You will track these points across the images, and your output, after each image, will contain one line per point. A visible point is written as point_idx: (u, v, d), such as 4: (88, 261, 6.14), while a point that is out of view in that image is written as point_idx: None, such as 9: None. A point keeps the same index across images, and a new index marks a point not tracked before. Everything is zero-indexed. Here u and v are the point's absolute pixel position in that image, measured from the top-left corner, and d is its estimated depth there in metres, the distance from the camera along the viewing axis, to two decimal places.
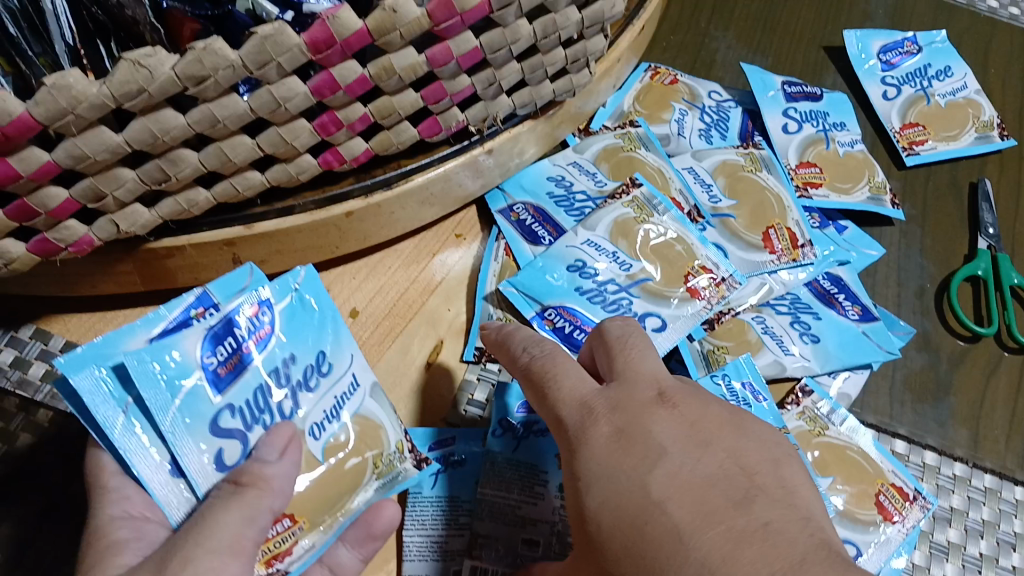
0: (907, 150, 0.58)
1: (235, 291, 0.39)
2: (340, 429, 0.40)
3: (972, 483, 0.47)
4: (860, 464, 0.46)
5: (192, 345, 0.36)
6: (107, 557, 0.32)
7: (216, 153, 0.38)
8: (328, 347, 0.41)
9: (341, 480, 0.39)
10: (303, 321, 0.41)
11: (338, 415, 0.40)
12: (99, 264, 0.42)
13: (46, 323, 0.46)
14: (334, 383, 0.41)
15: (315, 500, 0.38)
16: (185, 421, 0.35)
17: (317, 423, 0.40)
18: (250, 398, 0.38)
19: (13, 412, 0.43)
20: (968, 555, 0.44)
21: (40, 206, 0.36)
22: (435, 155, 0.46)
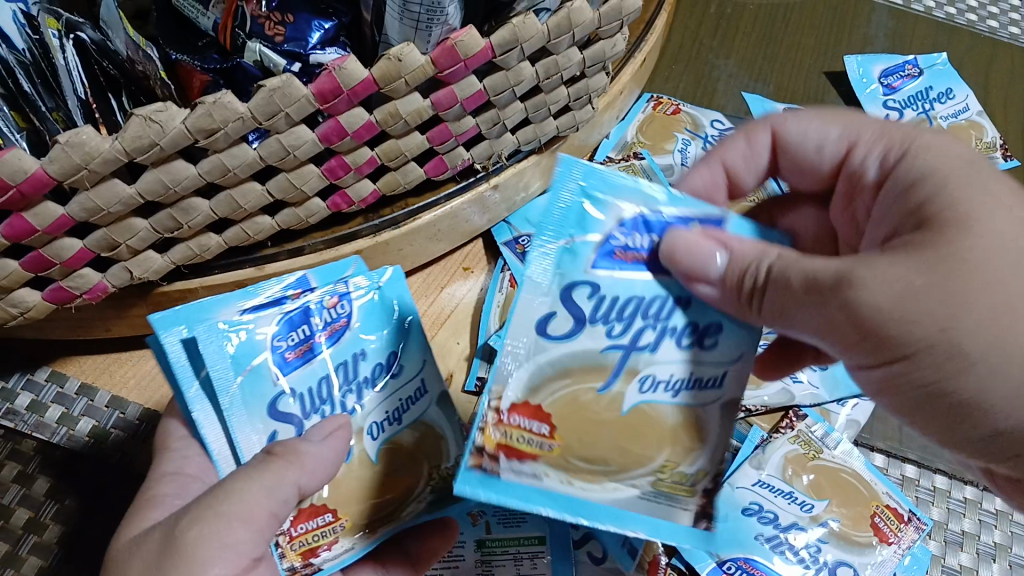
0: None
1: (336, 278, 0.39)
2: (400, 432, 0.37)
3: (952, 494, 0.48)
4: (855, 487, 0.47)
5: (267, 326, 0.35)
6: (139, 514, 0.34)
7: (227, 201, 0.39)
8: (401, 347, 0.38)
9: (393, 487, 0.36)
10: (386, 319, 0.37)
11: (400, 419, 0.37)
12: (113, 308, 0.43)
13: (62, 365, 0.47)
14: (400, 386, 0.37)
15: (362, 500, 0.36)
16: (244, 400, 0.35)
17: (378, 422, 0.37)
18: (313, 386, 0.36)
19: (30, 455, 0.44)
20: (947, 566, 0.46)
21: (54, 257, 0.37)
22: (442, 192, 0.47)
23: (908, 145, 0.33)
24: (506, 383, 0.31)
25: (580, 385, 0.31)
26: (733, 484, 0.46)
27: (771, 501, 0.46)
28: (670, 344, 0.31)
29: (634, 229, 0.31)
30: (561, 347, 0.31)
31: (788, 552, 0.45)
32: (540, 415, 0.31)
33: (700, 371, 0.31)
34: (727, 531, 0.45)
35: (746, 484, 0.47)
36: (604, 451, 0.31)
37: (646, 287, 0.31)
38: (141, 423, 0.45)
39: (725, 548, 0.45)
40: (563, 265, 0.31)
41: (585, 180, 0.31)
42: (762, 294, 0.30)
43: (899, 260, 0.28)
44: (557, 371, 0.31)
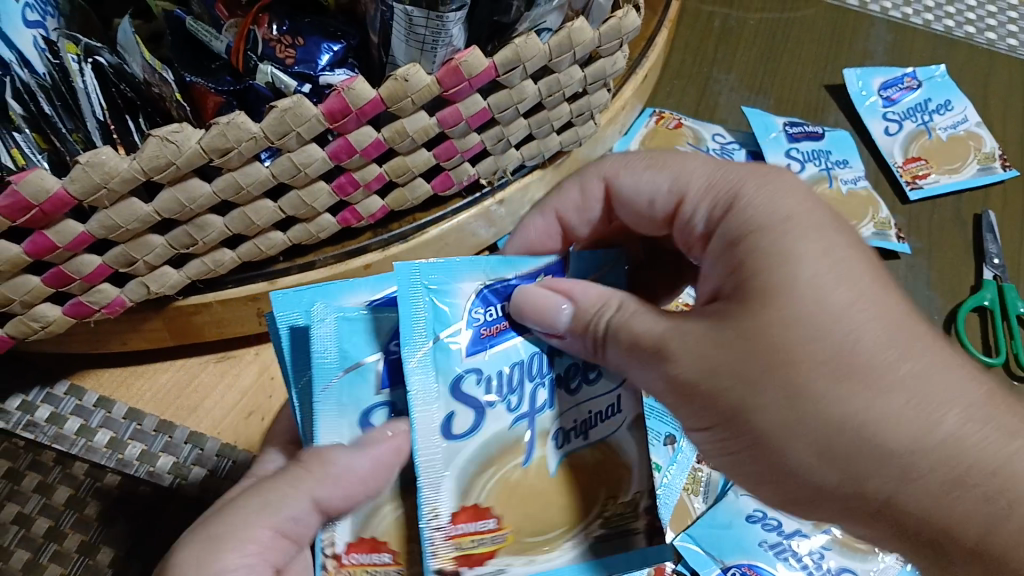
0: (911, 185, 0.59)
1: None
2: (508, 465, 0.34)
3: None
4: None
5: (379, 329, 0.34)
6: None
7: (241, 218, 0.40)
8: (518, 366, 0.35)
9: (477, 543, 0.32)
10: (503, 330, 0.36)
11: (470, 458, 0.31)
12: (130, 322, 0.44)
13: (80, 378, 0.48)
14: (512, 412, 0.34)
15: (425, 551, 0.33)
16: (343, 399, 0.33)
17: None
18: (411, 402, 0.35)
19: (51, 466, 0.45)
20: None
21: (75, 272, 0.38)
22: (449, 207, 0.48)
23: (736, 199, 0.35)
24: (436, 500, 0.32)
25: (503, 468, 0.33)
26: (737, 492, 0.47)
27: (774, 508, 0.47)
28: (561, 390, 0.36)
29: (488, 298, 0.35)
30: (471, 444, 0.33)
31: (792, 558, 0.46)
32: (482, 513, 0.33)
33: (577, 417, 0.36)
34: (731, 537, 0.46)
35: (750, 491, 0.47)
36: (535, 519, 0.34)
37: (520, 351, 0.35)
38: (158, 434, 0.46)
39: (728, 554, 0.45)
40: (440, 361, 0.33)
41: (430, 270, 0.34)
42: (606, 344, 0.34)
43: (706, 328, 0.32)
44: (475, 466, 0.33)
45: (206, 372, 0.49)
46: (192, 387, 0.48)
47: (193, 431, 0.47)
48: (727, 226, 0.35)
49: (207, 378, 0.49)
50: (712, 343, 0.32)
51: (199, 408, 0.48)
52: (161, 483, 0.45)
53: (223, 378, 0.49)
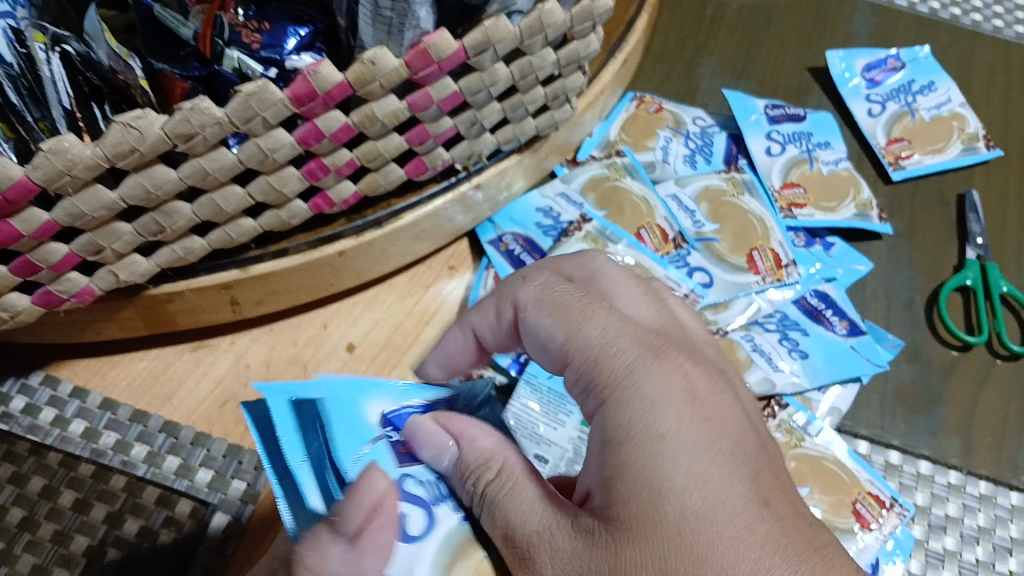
0: (893, 165, 0.59)
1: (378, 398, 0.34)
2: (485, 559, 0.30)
3: (936, 480, 0.48)
4: (837, 474, 0.46)
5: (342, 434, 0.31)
6: None
7: (209, 204, 0.40)
8: None
9: None
10: None
11: None
12: (103, 311, 0.44)
13: (54, 369, 0.47)
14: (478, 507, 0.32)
15: None
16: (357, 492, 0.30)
17: None
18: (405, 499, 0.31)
19: (25, 456, 0.44)
20: (965, 561, 0.45)
21: (42, 261, 0.38)
22: (425, 193, 0.48)
23: (622, 380, 0.32)
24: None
25: (473, 562, 0.29)
26: None
27: None
28: None
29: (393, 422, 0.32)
30: (438, 537, 0.29)
31: None
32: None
33: None
34: None
35: None
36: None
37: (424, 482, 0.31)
38: (132, 424, 0.46)
39: None
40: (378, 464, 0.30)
41: (341, 392, 0.31)
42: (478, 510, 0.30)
43: (578, 547, 0.29)
44: (450, 557, 0.29)
45: (181, 361, 0.49)
46: (166, 376, 0.48)
47: (168, 420, 0.47)
48: (608, 417, 0.32)
49: (182, 367, 0.48)
50: (581, 563, 0.29)
51: (174, 396, 0.48)
52: (136, 472, 0.45)
53: (197, 366, 0.48)
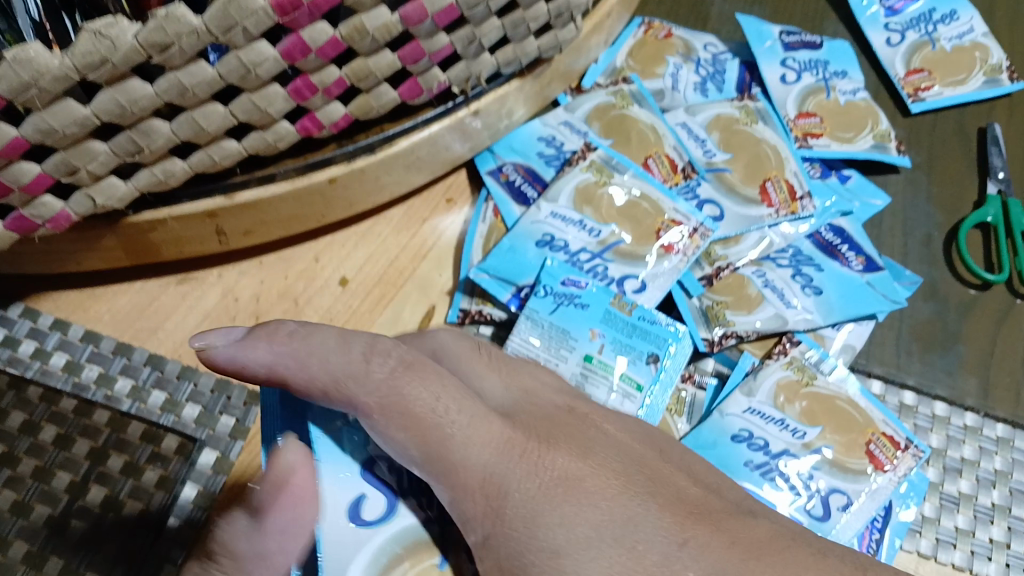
0: (912, 97, 0.56)
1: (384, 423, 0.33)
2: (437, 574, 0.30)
3: (952, 422, 0.46)
4: (849, 414, 0.45)
5: None
6: None
7: (189, 122, 0.37)
8: None
9: None
10: None
11: None
12: (82, 238, 0.41)
13: (35, 302, 0.45)
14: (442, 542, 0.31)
15: None
16: None
17: None
18: None
19: (3, 390, 0.42)
20: (980, 505, 0.44)
21: (12, 181, 0.36)
22: (420, 117, 0.45)
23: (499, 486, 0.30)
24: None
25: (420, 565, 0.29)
26: (722, 411, 0.45)
27: (761, 428, 0.45)
28: None
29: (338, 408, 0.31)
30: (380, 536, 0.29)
31: (779, 479, 0.44)
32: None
33: None
34: (717, 458, 0.44)
35: (737, 410, 0.45)
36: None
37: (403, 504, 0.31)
38: (116, 357, 0.44)
39: None
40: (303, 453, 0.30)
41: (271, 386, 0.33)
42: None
43: None
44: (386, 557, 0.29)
45: (166, 294, 0.46)
46: (152, 309, 0.46)
47: (153, 354, 0.45)
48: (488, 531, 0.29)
49: (168, 300, 0.46)
50: None
51: (160, 329, 0.46)
52: (120, 406, 0.43)
53: (184, 300, 0.46)
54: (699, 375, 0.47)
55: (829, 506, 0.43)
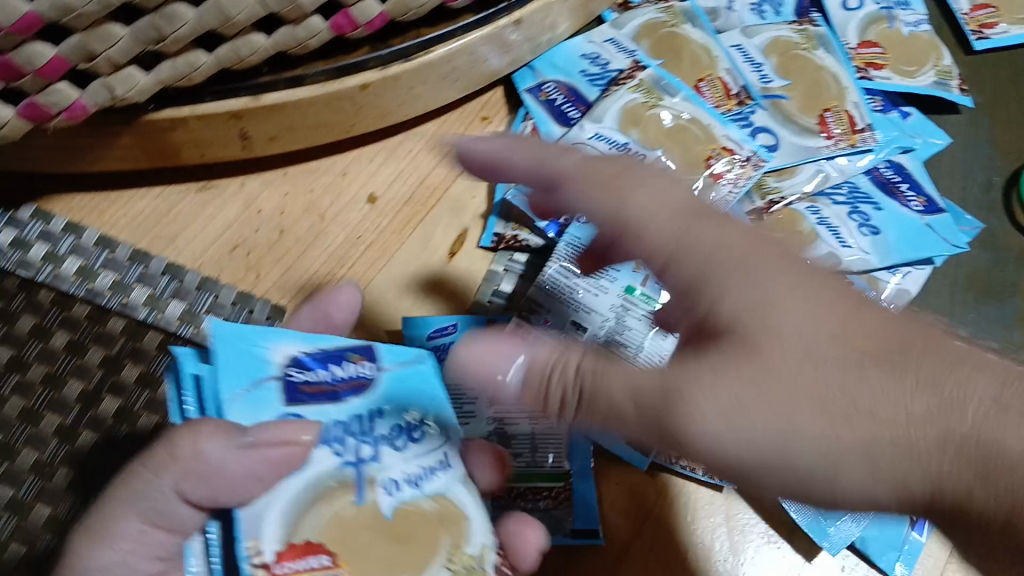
0: (976, 34, 0.52)
1: (406, 360, 0.33)
2: (420, 499, 0.30)
3: None
4: None
5: (283, 349, 0.31)
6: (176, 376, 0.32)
7: (216, 10, 0.35)
8: (430, 413, 0.32)
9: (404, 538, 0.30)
10: (410, 385, 0.32)
11: (421, 485, 0.31)
12: (99, 134, 0.39)
13: (47, 204, 0.43)
14: (427, 452, 0.31)
15: (360, 544, 0.29)
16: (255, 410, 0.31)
17: (400, 480, 0.30)
18: (354, 417, 0.31)
19: (13, 293, 0.40)
20: None
21: (25, 64, 0.33)
22: (459, 23, 0.42)
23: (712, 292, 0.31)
24: (257, 533, 0.29)
25: (336, 503, 0.30)
26: None
27: None
28: (392, 447, 0.31)
29: (303, 364, 0.31)
30: (294, 486, 0.30)
31: None
32: (313, 548, 0.29)
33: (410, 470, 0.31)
34: None
35: None
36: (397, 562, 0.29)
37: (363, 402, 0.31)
38: (132, 265, 0.42)
39: None
40: (261, 408, 0.30)
41: (248, 338, 0.31)
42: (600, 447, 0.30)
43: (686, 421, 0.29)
44: (303, 501, 0.30)
45: (185, 202, 0.44)
46: (171, 217, 0.44)
47: (171, 262, 0.43)
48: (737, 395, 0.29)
49: (187, 208, 0.44)
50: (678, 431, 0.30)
51: (178, 238, 0.44)
52: (136, 315, 0.41)
53: (204, 209, 0.44)
54: None
55: None
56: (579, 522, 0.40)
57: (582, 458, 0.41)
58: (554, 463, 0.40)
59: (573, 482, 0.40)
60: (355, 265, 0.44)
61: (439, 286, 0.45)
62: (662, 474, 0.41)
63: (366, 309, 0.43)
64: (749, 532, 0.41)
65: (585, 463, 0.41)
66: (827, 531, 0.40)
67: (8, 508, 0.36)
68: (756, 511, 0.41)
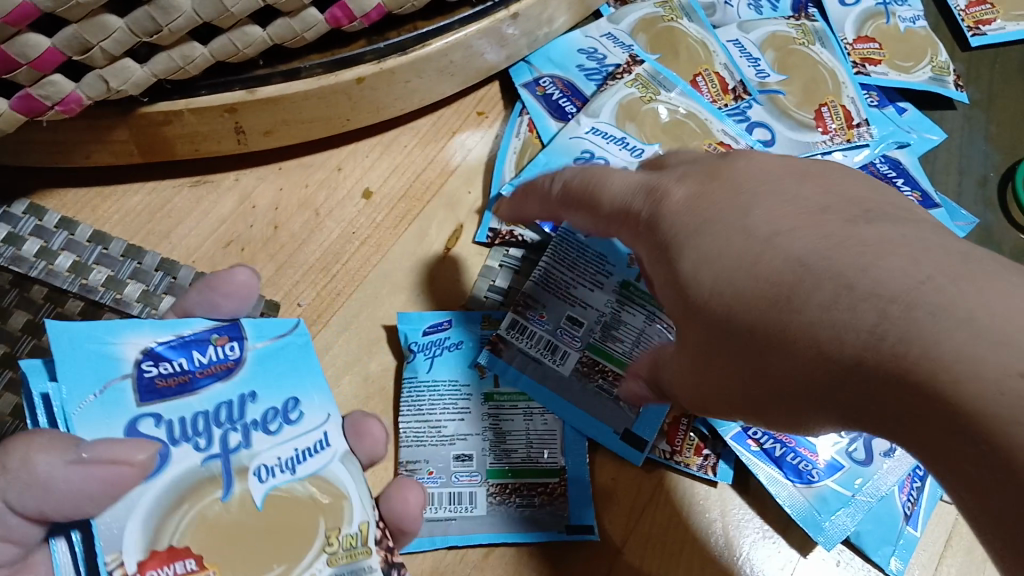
0: (973, 30, 0.53)
1: (273, 334, 0.31)
2: (293, 483, 0.28)
3: None
4: None
5: (133, 345, 0.28)
6: None
7: (213, 3, 0.34)
8: (303, 394, 0.30)
9: (283, 530, 0.28)
10: (276, 367, 0.30)
11: (295, 469, 0.29)
12: (92, 128, 0.39)
13: (40, 199, 0.43)
14: (300, 435, 0.29)
15: (233, 543, 0.27)
16: (106, 420, 0.26)
17: (269, 465, 0.28)
18: (217, 408, 0.28)
19: (6, 289, 0.40)
20: None
21: (20, 56, 0.32)
22: (455, 17, 0.42)
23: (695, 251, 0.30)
24: (119, 546, 0.25)
25: (201, 503, 0.27)
26: None
27: None
28: (258, 432, 0.29)
29: (158, 357, 0.28)
30: (154, 489, 0.26)
31: None
32: (178, 554, 0.26)
33: (298, 444, 0.29)
34: None
35: None
36: (262, 554, 0.27)
37: (228, 390, 0.29)
38: (125, 261, 0.42)
39: None
40: (114, 412, 0.26)
41: (91, 333, 0.27)
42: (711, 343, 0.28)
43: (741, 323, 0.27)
44: (163, 504, 0.26)
45: (180, 197, 0.44)
46: (166, 211, 0.44)
47: (165, 258, 0.42)
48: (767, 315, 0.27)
49: (181, 203, 0.44)
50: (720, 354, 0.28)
51: (172, 234, 0.43)
52: (129, 311, 0.40)
53: (199, 204, 0.44)
54: None
55: (871, 450, 0.42)
56: (573, 519, 0.39)
57: (577, 453, 0.41)
58: (549, 459, 0.41)
59: (568, 479, 0.40)
60: (349, 262, 0.44)
61: (435, 281, 0.44)
62: (659, 469, 0.41)
63: (361, 305, 0.43)
64: (744, 527, 0.40)
65: (580, 459, 0.41)
66: (822, 525, 0.40)
67: None
68: (752, 506, 0.41)
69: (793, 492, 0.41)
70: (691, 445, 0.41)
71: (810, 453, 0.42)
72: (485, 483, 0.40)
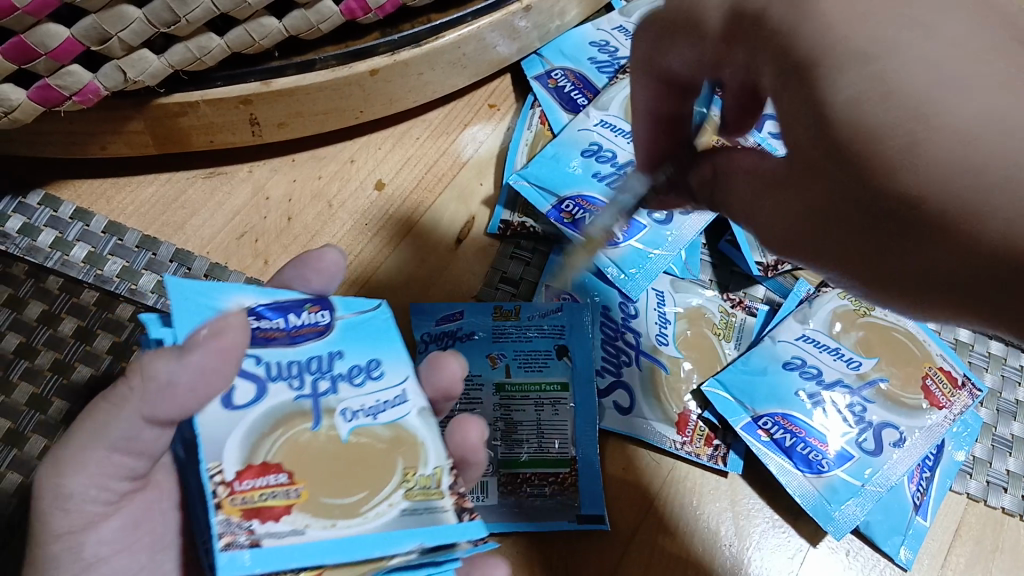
0: None
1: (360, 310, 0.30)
2: (378, 426, 0.26)
3: (1007, 362, 0.46)
4: (906, 346, 0.44)
5: (239, 300, 0.27)
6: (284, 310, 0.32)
7: None
8: (389, 357, 0.29)
9: (365, 463, 0.25)
10: (366, 332, 0.29)
11: (378, 414, 0.27)
12: (108, 118, 0.39)
13: (55, 190, 0.43)
14: (384, 390, 0.28)
15: (319, 468, 0.25)
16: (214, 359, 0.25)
17: (356, 408, 0.26)
18: (309, 362, 0.27)
19: (22, 279, 0.40)
20: None
21: (39, 46, 0.33)
22: (469, 9, 0.42)
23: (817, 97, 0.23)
24: (218, 455, 0.23)
25: (291, 431, 0.25)
26: (773, 338, 0.44)
27: (814, 357, 0.44)
28: (349, 386, 0.27)
29: (259, 314, 0.27)
30: (252, 412, 0.24)
31: (830, 408, 0.43)
32: (270, 469, 0.24)
33: (380, 397, 0.27)
34: (766, 384, 0.43)
35: (789, 337, 0.44)
36: (347, 483, 0.25)
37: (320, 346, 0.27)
38: (140, 251, 0.42)
39: (761, 403, 0.42)
40: None
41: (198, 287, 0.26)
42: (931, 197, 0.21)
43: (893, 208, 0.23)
44: (257, 428, 0.24)
45: (194, 188, 0.44)
46: (180, 203, 0.44)
47: (180, 249, 0.42)
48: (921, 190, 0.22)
49: (196, 194, 0.44)
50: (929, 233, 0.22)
51: (186, 225, 0.43)
52: (145, 301, 0.40)
53: (213, 196, 0.44)
54: (750, 300, 0.46)
55: (881, 440, 0.42)
56: (585, 508, 0.39)
57: (588, 444, 0.41)
58: (560, 449, 0.41)
59: (578, 469, 0.40)
60: (362, 252, 0.44)
61: (447, 270, 0.45)
62: (670, 458, 0.42)
63: (375, 294, 0.43)
64: (755, 516, 0.41)
65: (592, 448, 0.41)
66: (832, 515, 0.40)
67: (18, 494, 0.36)
68: (763, 496, 0.41)
69: (803, 483, 0.41)
70: (702, 435, 0.42)
71: (820, 444, 0.42)
72: (496, 472, 0.40)
